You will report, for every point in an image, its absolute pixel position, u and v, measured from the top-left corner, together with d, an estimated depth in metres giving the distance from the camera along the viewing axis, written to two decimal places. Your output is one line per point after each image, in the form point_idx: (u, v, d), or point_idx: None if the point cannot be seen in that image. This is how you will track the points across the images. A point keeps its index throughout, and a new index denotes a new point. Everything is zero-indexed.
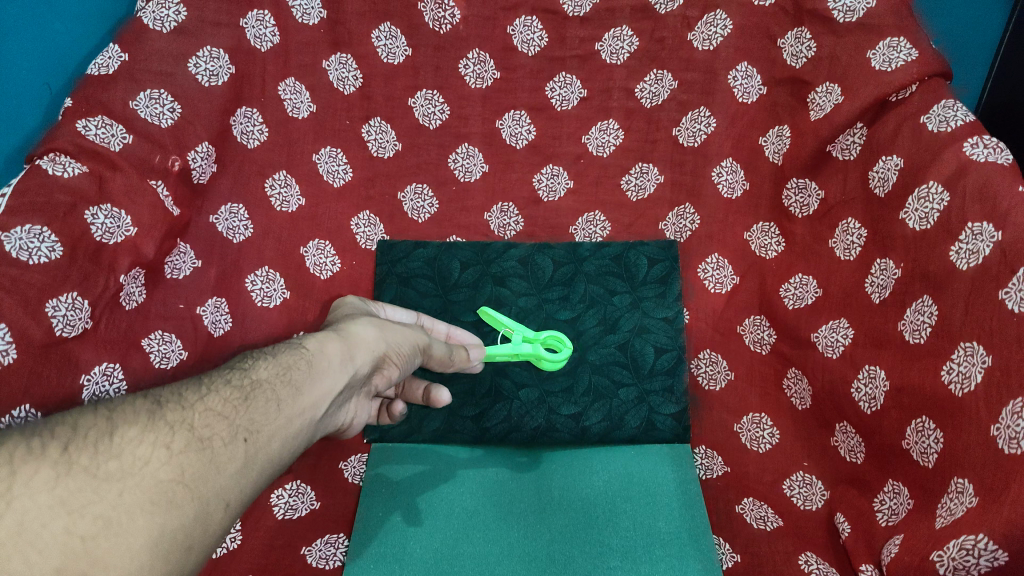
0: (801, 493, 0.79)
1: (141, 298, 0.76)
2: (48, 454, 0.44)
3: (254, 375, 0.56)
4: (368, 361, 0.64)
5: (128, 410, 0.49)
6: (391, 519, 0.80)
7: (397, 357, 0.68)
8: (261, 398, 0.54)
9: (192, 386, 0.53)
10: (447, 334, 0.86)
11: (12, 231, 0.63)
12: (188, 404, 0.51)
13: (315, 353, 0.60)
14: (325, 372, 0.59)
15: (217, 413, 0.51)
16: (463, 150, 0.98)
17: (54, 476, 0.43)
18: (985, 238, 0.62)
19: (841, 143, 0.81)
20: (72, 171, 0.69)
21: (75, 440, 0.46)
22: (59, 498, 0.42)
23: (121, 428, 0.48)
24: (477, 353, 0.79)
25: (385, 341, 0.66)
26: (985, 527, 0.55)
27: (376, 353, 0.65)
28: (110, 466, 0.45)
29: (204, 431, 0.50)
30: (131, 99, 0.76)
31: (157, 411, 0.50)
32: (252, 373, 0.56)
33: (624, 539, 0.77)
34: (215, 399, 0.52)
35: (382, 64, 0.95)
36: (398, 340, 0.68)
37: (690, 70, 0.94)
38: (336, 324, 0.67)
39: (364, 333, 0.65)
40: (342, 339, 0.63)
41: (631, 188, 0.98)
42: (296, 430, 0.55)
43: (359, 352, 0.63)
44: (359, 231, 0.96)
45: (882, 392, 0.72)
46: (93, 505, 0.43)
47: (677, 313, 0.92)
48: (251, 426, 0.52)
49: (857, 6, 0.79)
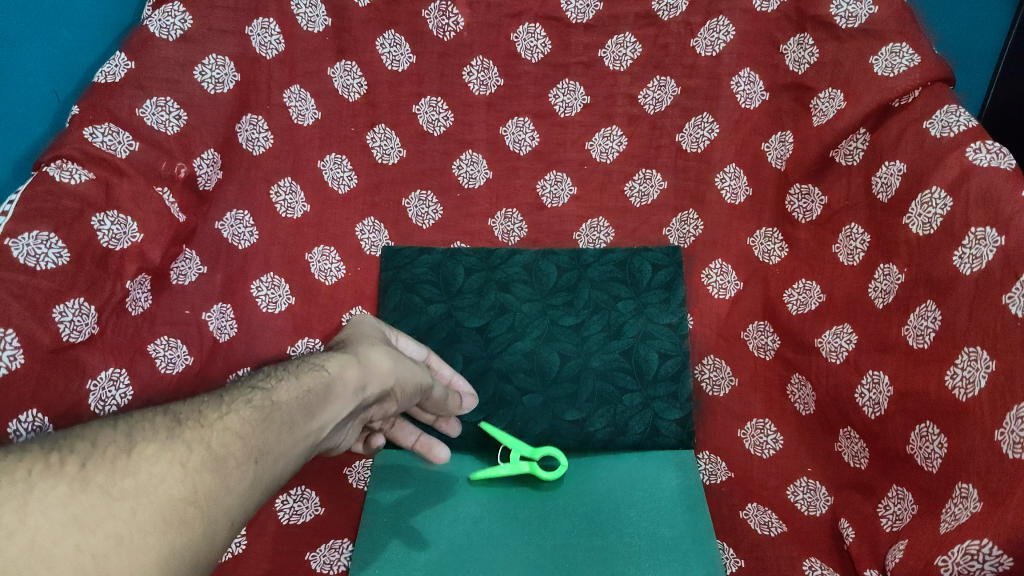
0: (805, 499, 0.79)
1: (147, 303, 0.77)
2: (65, 470, 0.45)
3: (268, 399, 0.57)
4: (374, 393, 0.66)
5: (145, 427, 0.50)
6: (396, 525, 0.80)
7: (400, 395, 0.70)
8: (273, 423, 0.55)
9: (210, 404, 0.54)
10: (450, 379, 0.88)
11: (20, 237, 0.64)
12: (207, 423, 0.52)
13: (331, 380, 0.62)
14: (334, 403, 0.61)
15: (236, 433, 0.52)
16: (467, 156, 0.99)
17: (70, 492, 0.44)
18: (988, 243, 0.62)
19: (844, 149, 0.81)
20: (79, 178, 0.70)
21: (91, 456, 0.46)
22: (73, 515, 0.43)
23: (140, 445, 0.48)
24: (465, 406, 0.82)
25: (397, 375, 0.68)
26: (989, 532, 0.54)
27: (384, 386, 0.67)
28: (125, 484, 0.45)
29: (221, 450, 0.50)
30: (138, 107, 0.76)
31: (174, 429, 0.51)
32: (271, 395, 0.57)
33: (628, 544, 0.78)
34: (234, 418, 0.53)
35: (386, 72, 0.96)
36: (408, 375, 0.70)
37: (693, 76, 0.94)
38: (351, 349, 0.69)
39: (378, 364, 0.68)
40: (354, 371, 0.64)
41: (633, 196, 0.98)
42: (296, 455, 0.57)
43: (369, 384, 0.65)
44: (364, 237, 0.97)
45: (886, 397, 0.72)
46: (107, 521, 0.43)
47: (681, 319, 0.92)
48: (263, 449, 0.53)
49: (857, 12, 0.79)
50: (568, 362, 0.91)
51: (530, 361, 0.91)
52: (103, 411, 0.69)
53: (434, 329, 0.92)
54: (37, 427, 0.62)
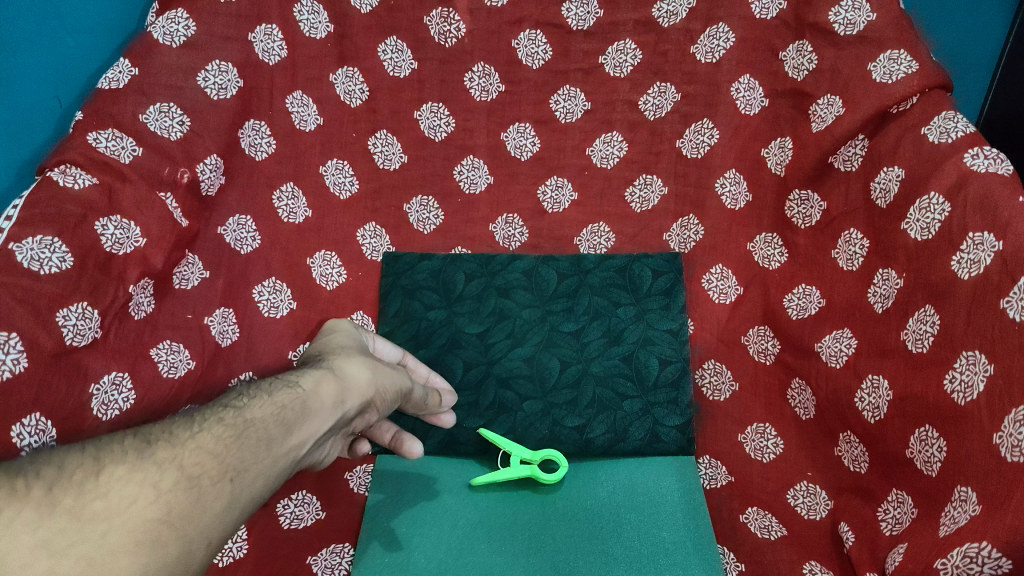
0: (805, 503, 0.79)
1: (150, 308, 0.77)
2: (32, 495, 0.45)
3: (246, 415, 0.57)
4: (356, 404, 0.66)
5: (117, 448, 0.50)
6: (397, 531, 0.81)
7: (382, 402, 0.71)
8: (250, 439, 0.55)
9: (185, 423, 0.54)
10: (428, 378, 0.88)
11: (24, 241, 0.64)
12: (179, 442, 0.52)
13: (308, 393, 0.62)
14: (316, 415, 0.61)
15: (209, 451, 0.52)
16: (468, 162, 0.99)
17: (38, 517, 0.44)
18: (986, 248, 0.63)
19: (843, 155, 0.82)
20: (83, 182, 0.71)
21: (60, 480, 0.47)
22: (42, 539, 0.43)
23: (109, 468, 0.48)
24: (449, 399, 0.85)
25: (376, 385, 0.69)
26: (988, 535, 0.55)
27: (365, 396, 0.68)
28: (95, 506, 0.46)
29: (195, 468, 0.51)
30: (141, 113, 0.76)
31: (147, 449, 0.51)
32: (246, 411, 0.57)
33: (628, 549, 0.78)
34: (206, 436, 0.53)
35: (388, 78, 0.96)
36: (385, 385, 0.71)
37: (692, 83, 0.94)
38: (330, 360, 0.69)
39: (357, 375, 0.68)
40: (336, 382, 0.65)
41: (634, 200, 0.99)
42: (279, 470, 0.57)
43: (350, 395, 0.66)
44: (366, 242, 0.97)
45: (885, 401, 0.72)
46: (77, 546, 0.44)
47: (681, 325, 0.92)
48: (239, 466, 0.53)
49: (857, 19, 0.80)
50: (568, 368, 0.91)
51: (530, 366, 0.91)
52: (106, 414, 0.69)
53: (435, 335, 0.93)
54: (40, 430, 0.62)
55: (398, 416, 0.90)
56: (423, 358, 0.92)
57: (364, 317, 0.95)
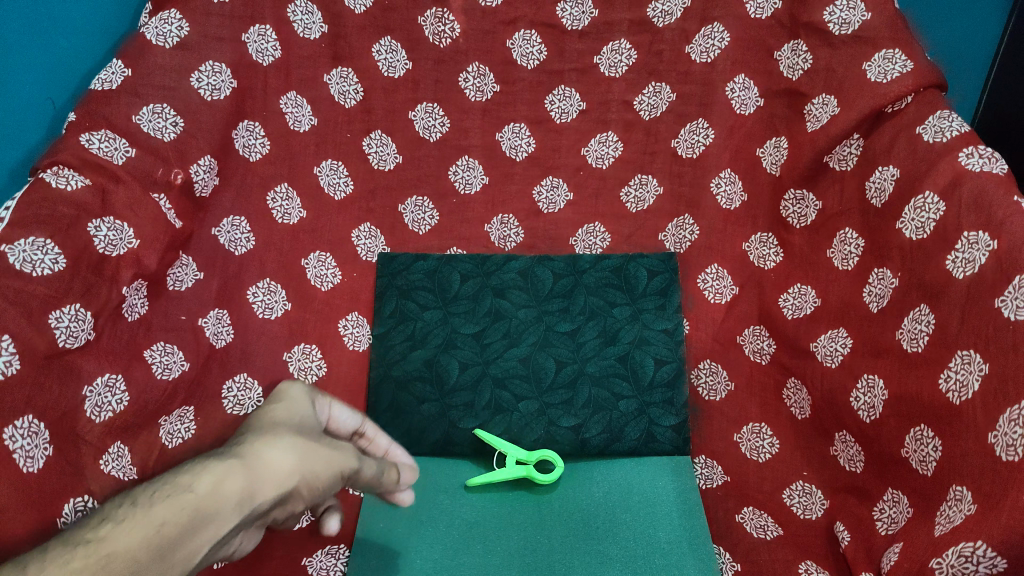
0: (800, 503, 0.79)
1: (143, 309, 0.77)
2: None
3: (123, 526, 0.45)
4: (271, 501, 0.49)
5: None
6: (392, 532, 0.80)
7: (310, 494, 0.52)
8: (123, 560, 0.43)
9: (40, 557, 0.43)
10: (387, 451, 0.71)
11: (16, 243, 0.63)
12: None
13: (194, 502, 0.46)
14: (196, 532, 0.45)
15: None
16: (463, 162, 0.99)
17: None
18: (981, 247, 0.62)
19: (838, 154, 0.82)
20: (76, 184, 0.70)
21: None
22: None
23: None
24: (409, 477, 0.69)
25: (303, 471, 0.51)
26: (983, 534, 0.55)
27: (282, 488, 0.49)
28: None
29: None
30: (134, 114, 0.76)
31: None
32: (126, 520, 0.45)
33: (624, 549, 0.78)
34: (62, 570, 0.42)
35: (382, 78, 0.96)
36: (315, 471, 0.52)
37: (688, 83, 0.94)
38: (236, 446, 0.51)
39: (273, 461, 0.50)
40: (234, 476, 0.48)
41: (630, 200, 0.99)
42: None
43: (260, 488, 0.48)
44: (360, 243, 0.97)
45: (881, 400, 0.72)
46: None
47: (677, 325, 0.92)
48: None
49: (851, 18, 0.80)
50: (564, 368, 0.91)
51: (526, 367, 0.91)
52: (99, 416, 0.69)
53: (431, 334, 0.93)
54: (33, 432, 0.61)
55: (393, 417, 0.90)
56: (418, 359, 0.92)
57: (359, 317, 0.95)
